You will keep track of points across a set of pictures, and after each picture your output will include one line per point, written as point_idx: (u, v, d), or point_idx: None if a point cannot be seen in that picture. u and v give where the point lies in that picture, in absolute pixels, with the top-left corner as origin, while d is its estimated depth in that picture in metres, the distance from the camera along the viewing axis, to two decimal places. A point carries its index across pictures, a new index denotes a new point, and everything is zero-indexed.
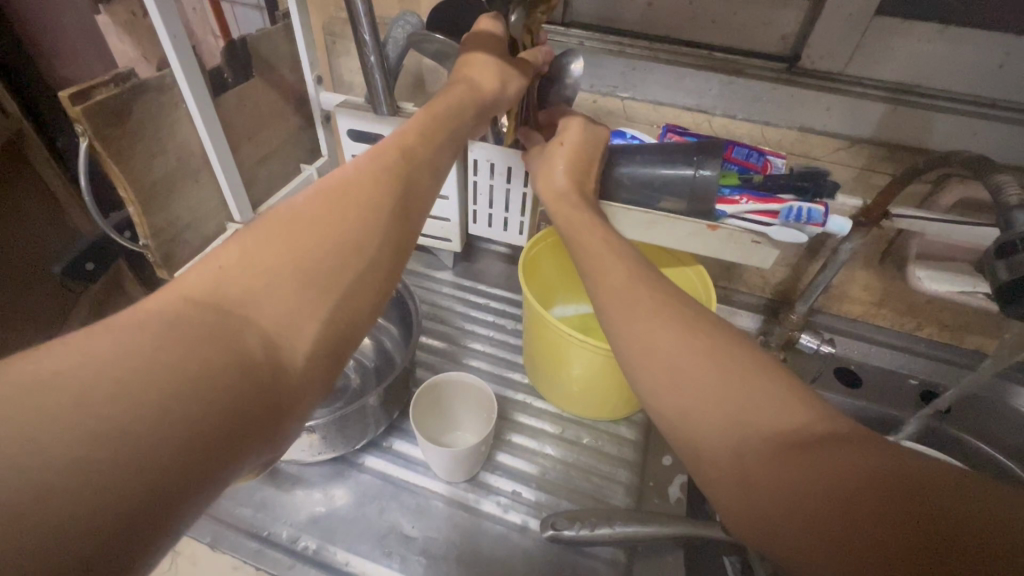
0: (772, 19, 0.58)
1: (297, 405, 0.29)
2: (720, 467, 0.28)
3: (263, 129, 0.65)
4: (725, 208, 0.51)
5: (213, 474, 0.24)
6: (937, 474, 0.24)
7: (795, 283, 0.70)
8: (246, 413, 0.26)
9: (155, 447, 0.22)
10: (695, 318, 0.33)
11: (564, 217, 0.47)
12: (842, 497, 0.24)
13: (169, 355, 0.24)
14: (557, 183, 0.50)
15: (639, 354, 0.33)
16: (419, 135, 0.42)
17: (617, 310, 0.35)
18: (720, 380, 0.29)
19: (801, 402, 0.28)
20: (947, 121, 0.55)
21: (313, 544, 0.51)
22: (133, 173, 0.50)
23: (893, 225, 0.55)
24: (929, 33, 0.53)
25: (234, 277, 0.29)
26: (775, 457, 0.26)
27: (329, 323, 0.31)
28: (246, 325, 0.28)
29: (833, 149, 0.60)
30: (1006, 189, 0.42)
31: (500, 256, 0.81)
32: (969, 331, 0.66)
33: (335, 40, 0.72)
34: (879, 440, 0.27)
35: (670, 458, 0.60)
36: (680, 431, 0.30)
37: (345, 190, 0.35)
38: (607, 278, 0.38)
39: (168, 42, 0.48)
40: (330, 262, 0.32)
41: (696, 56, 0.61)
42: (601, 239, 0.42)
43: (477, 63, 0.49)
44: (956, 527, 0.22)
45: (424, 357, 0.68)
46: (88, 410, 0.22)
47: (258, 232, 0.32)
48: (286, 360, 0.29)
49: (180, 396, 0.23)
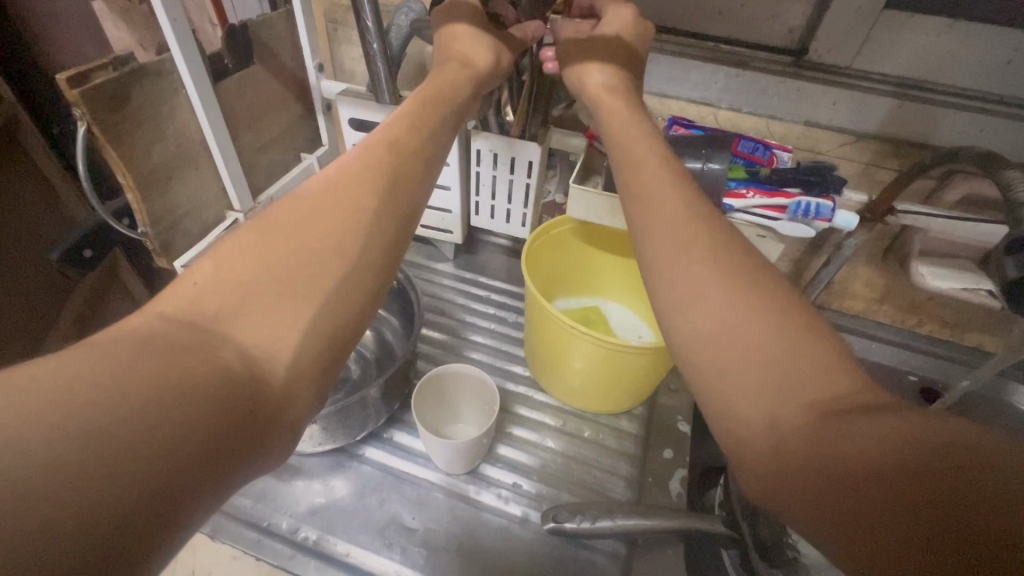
0: (780, 11, 0.57)
1: (283, 414, 0.28)
2: (755, 448, 0.27)
3: (263, 117, 0.64)
4: (733, 202, 0.50)
5: (196, 488, 0.23)
6: (955, 439, 0.24)
7: (798, 279, 0.70)
8: (229, 424, 0.25)
9: (137, 459, 0.22)
10: (743, 266, 0.32)
11: (615, 124, 0.44)
12: (858, 481, 0.24)
13: (149, 365, 0.24)
14: (605, 81, 0.47)
15: (678, 308, 0.31)
16: (406, 125, 0.41)
17: (665, 250, 0.33)
18: (757, 344, 0.28)
19: (843, 372, 0.28)
20: (953, 117, 0.55)
21: (312, 535, 0.51)
22: (131, 159, 0.50)
23: (897, 221, 0.54)
24: (938, 27, 0.53)
25: (209, 293, 0.29)
26: (811, 438, 0.25)
27: (315, 331, 0.30)
28: (224, 340, 0.28)
29: (839, 144, 0.60)
30: (1015, 185, 0.42)
31: (502, 248, 0.80)
32: (970, 328, 0.67)
33: (336, 27, 0.71)
34: (900, 414, 0.26)
35: (671, 451, 0.59)
36: (713, 393, 0.29)
37: (328, 192, 0.34)
38: (661, 211, 0.35)
39: (168, 26, 0.47)
40: (312, 266, 0.31)
41: (703, 48, 0.60)
42: (658, 158, 0.39)
43: (476, 51, 0.50)
44: (972, 483, 0.22)
45: (426, 349, 0.67)
46: (74, 417, 0.21)
47: (236, 243, 0.31)
48: (268, 372, 0.28)
49: (161, 405, 0.23)
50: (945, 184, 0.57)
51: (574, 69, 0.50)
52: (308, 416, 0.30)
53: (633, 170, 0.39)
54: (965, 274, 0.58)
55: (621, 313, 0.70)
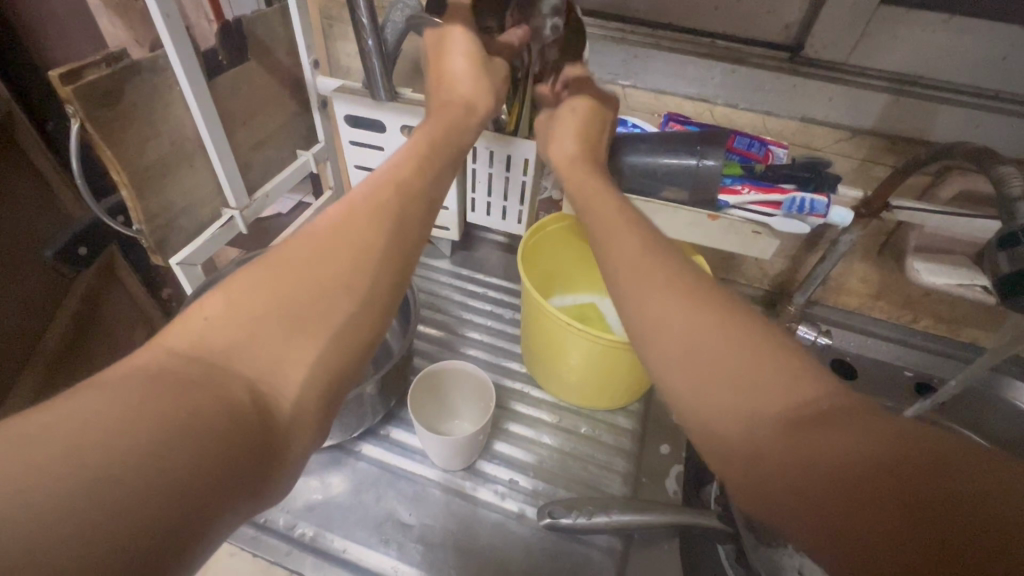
0: (775, 7, 0.57)
1: (286, 451, 0.28)
2: (735, 457, 0.27)
3: (259, 113, 0.64)
4: (728, 198, 0.51)
5: (201, 529, 0.23)
6: (933, 449, 0.24)
7: (794, 274, 0.70)
8: (237, 459, 0.25)
9: (143, 505, 0.21)
10: (713, 293, 0.33)
11: (578, 184, 0.47)
12: (841, 489, 0.24)
13: (158, 405, 0.24)
14: (568, 147, 0.52)
15: (652, 329, 0.32)
16: (415, 164, 0.41)
17: (631, 279, 0.35)
18: (729, 356, 0.29)
19: (813, 379, 0.29)
20: (949, 113, 0.55)
21: (309, 531, 0.51)
22: (124, 156, 0.49)
23: (892, 217, 0.55)
24: (933, 23, 0.53)
25: (219, 330, 0.29)
26: (788, 434, 0.26)
27: (320, 367, 0.30)
28: (233, 376, 0.28)
29: (835, 140, 0.60)
30: (1010, 180, 0.42)
31: (498, 245, 0.80)
32: (965, 324, 0.67)
33: (331, 24, 0.71)
34: (876, 420, 0.26)
35: (668, 446, 0.60)
36: (687, 407, 0.30)
37: (333, 226, 0.35)
38: (627, 250, 0.37)
39: (161, 22, 0.47)
40: (320, 303, 0.31)
41: (699, 44, 0.60)
42: (615, 208, 0.42)
43: (467, 82, 0.51)
44: (955, 497, 0.22)
45: (423, 345, 0.67)
46: (82, 463, 0.21)
47: (246, 278, 0.31)
48: (274, 407, 0.28)
49: (172, 445, 0.23)
50: (939, 181, 0.57)
51: (554, 133, 0.54)
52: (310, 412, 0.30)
53: (596, 214, 0.42)
54: (956, 270, 0.58)
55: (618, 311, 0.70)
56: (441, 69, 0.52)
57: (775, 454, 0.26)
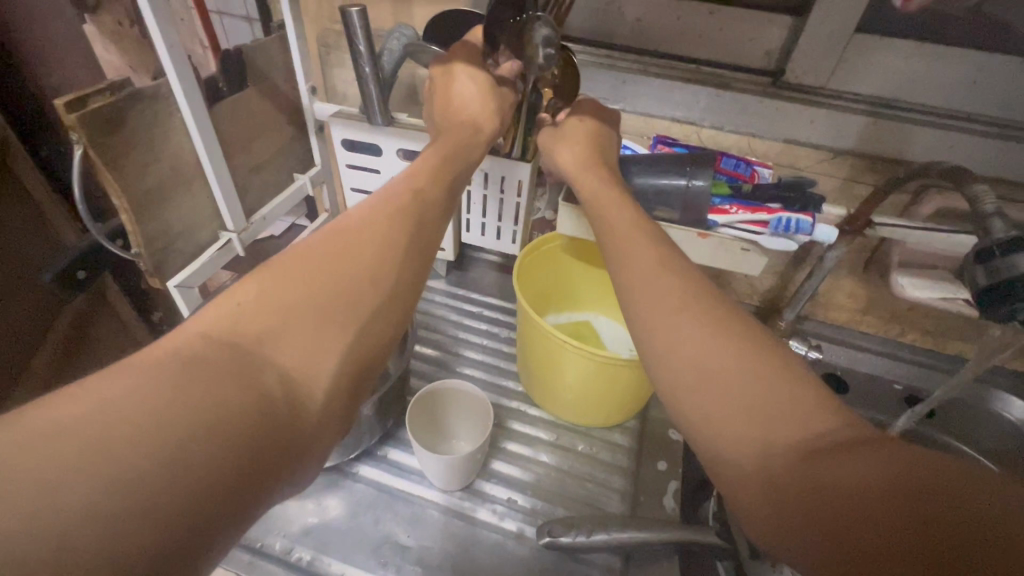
0: (756, 35, 0.59)
1: (313, 443, 0.29)
2: (746, 478, 0.29)
3: (257, 138, 0.65)
4: (717, 218, 0.52)
5: (233, 507, 0.24)
6: (942, 479, 0.26)
7: (784, 291, 0.72)
8: (268, 449, 0.26)
9: (178, 484, 0.22)
10: (721, 309, 0.35)
11: (589, 190, 0.48)
12: (848, 511, 0.26)
13: (194, 391, 0.25)
14: (577, 152, 0.52)
15: (666, 349, 0.34)
16: (428, 175, 0.43)
17: (645, 302, 0.36)
18: (757, 377, 0.31)
19: (833, 412, 0.29)
20: (925, 133, 0.57)
21: (306, 555, 0.50)
22: (125, 180, 0.50)
23: (875, 233, 0.56)
24: (906, 49, 0.55)
25: (253, 317, 0.29)
26: (801, 463, 0.27)
27: (349, 356, 0.31)
28: (266, 363, 0.28)
29: (818, 160, 0.62)
30: (982, 197, 0.44)
31: (493, 265, 0.82)
32: (952, 337, 0.68)
33: (328, 51, 0.73)
34: (888, 448, 0.27)
35: (665, 462, 0.60)
36: (705, 436, 0.31)
37: (356, 230, 0.35)
38: (635, 271, 0.38)
39: (164, 51, 0.48)
40: (349, 296, 0.32)
41: (684, 70, 0.63)
42: (627, 224, 0.43)
43: (472, 95, 0.52)
44: (953, 520, 0.24)
45: (419, 365, 0.68)
46: (116, 444, 0.22)
47: (275, 271, 0.32)
48: (304, 396, 0.29)
49: (207, 432, 0.24)
50: (919, 199, 0.59)
51: (554, 144, 0.54)
52: (327, 427, 0.30)
53: (611, 223, 0.44)
54: (941, 283, 0.60)
55: (611, 328, 0.71)
56: (450, 93, 0.53)
57: (789, 480, 0.27)
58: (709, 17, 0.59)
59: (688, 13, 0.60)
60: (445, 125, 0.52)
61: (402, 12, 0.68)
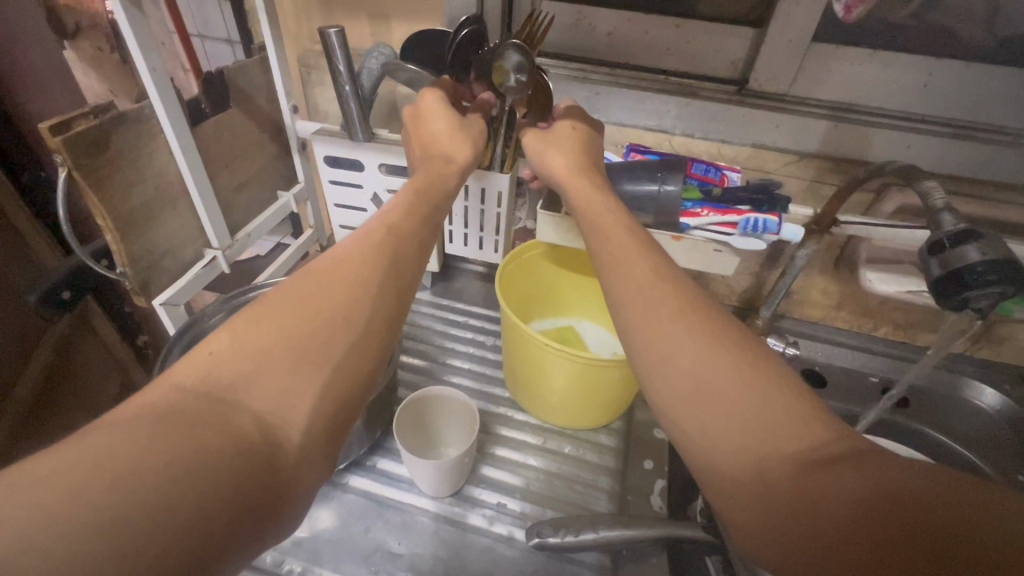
0: (720, 47, 0.62)
1: (294, 485, 0.30)
2: (734, 483, 0.31)
3: (240, 157, 0.66)
4: (689, 220, 0.54)
5: (209, 558, 0.25)
6: (928, 488, 0.27)
7: (759, 290, 0.74)
8: (244, 496, 0.27)
9: (153, 538, 0.23)
10: (698, 311, 0.37)
11: (585, 198, 0.49)
12: (840, 522, 0.27)
13: (166, 441, 0.26)
14: (566, 163, 0.52)
15: (655, 360, 0.35)
16: (403, 210, 0.44)
17: (632, 306, 0.38)
18: (736, 388, 0.32)
19: (820, 423, 0.31)
20: (884, 135, 0.60)
21: (297, 567, 0.51)
22: (109, 201, 0.51)
23: (842, 231, 0.59)
24: (860, 57, 0.58)
25: (227, 363, 0.30)
26: (794, 476, 0.29)
27: (324, 397, 0.32)
28: (238, 409, 0.29)
29: (784, 163, 0.65)
30: (933, 193, 0.46)
31: (477, 275, 0.83)
32: (921, 329, 0.71)
33: (309, 71, 0.74)
34: (878, 461, 0.29)
35: (652, 461, 0.61)
36: (695, 446, 0.32)
37: (330, 267, 0.36)
38: (625, 280, 0.40)
39: (147, 73, 0.49)
40: (323, 334, 0.33)
41: (654, 80, 0.65)
42: (607, 232, 0.44)
43: (443, 129, 0.53)
44: (939, 528, 0.26)
45: (406, 375, 0.68)
46: (89, 498, 0.23)
47: (249, 317, 0.33)
48: (281, 437, 0.30)
49: (180, 483, 0.25)
50: (881, 197, 0.62)
51: (539, 155, 0.55)
52: (313, 438, 0.31)
53: (596, 231, 0.45)
54: (906, 278, 0.62)
55: (596, 332, 0.73)
56: (421, 132, 0.55)
57: (780, 489, 0.29)
58: (675, 30, 0.62)
59: (655, 27, 0.63)
60: (420, 159, 0.53)
61: (380, 31, 0.70)
